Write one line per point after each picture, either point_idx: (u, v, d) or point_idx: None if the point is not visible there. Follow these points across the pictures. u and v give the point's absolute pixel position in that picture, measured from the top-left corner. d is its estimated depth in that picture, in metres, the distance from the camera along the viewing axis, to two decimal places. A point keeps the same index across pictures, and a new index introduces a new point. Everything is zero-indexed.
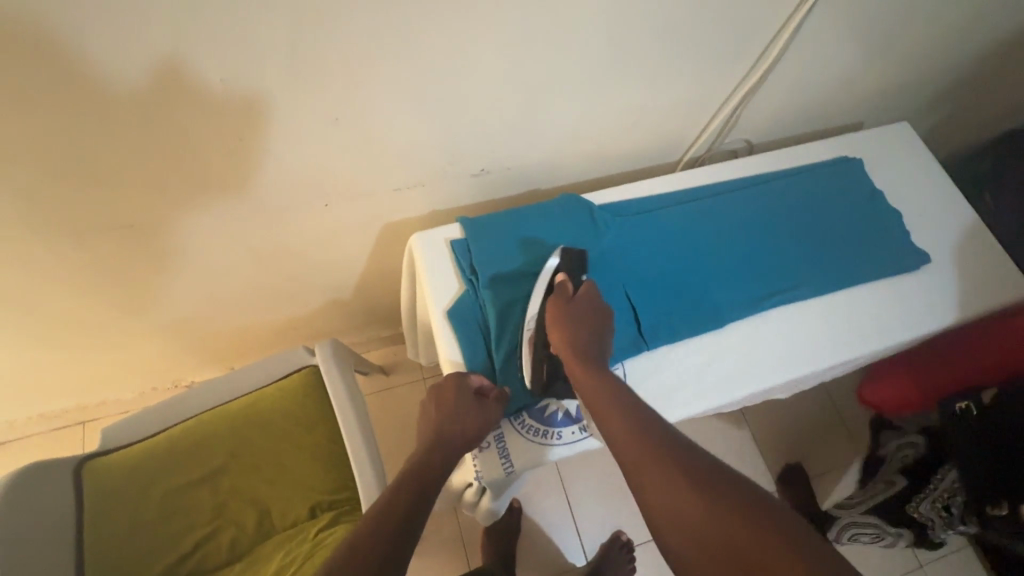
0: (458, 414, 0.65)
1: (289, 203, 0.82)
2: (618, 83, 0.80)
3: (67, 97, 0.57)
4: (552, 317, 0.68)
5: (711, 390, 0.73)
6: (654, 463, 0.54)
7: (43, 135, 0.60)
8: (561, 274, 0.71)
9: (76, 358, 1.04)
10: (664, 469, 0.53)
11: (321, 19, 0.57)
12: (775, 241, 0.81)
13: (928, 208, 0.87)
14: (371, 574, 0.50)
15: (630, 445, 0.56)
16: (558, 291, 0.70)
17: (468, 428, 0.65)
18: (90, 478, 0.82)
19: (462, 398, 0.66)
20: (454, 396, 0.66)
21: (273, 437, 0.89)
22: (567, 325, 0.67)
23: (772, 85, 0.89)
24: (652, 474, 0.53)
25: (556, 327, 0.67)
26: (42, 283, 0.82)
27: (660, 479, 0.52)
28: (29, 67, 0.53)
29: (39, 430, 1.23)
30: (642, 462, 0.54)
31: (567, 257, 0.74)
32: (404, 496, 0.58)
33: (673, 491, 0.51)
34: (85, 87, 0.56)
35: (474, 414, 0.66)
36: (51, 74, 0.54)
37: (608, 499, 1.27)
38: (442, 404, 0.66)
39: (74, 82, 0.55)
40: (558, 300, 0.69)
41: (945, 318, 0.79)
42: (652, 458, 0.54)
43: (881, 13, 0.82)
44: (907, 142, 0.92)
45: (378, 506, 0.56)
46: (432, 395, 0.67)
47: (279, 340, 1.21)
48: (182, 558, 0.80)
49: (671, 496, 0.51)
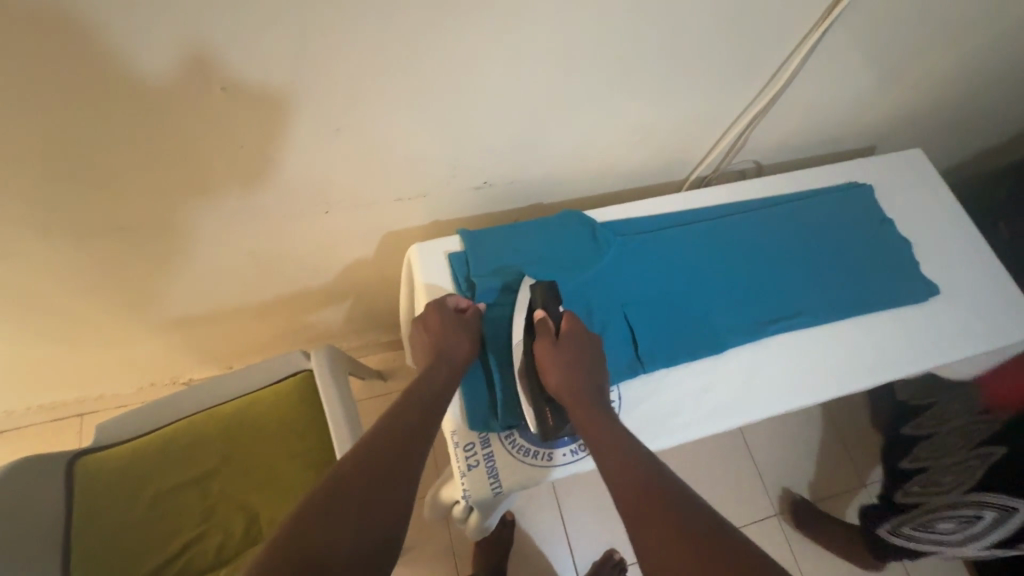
0: (445, 332, 0.68)
1: (291, 210, 0.81)
2: (627, 101, 0.79)
3: (69, 99, 0.56)
4: (543, 358, 0.66)
5: (705, 420, 0.72)
6: (648, 506, 0.51)
7: (44, 134, 0.59)
8: (538, 312, 0.69)
9: (75, 353, 1.03)
10: (657, 514, 0.50)
11: (327, 32, 0.56)
12: (781, 266, 0.80)
13: (936, 239, 0.86)
14: (378, 480, 0.53)
15: (624, 486, 0.54)
16: (541, 330, 0.68)
17: (451, 342, 0.67)
18: (82, 474, 0.82)
19: (444, 318, 0.69)
20: (431, 315, 0.69)
21: (267, 442, 0.88)
22: (561, 363, 0.65)
23: (783, 107, 0.88)
24: (644, 518, 0.51)
25: (550, 369, 0.65)
26: (41, 279, 0.81)
27: (652, 524, 0.50)
28: (32, 70, 0.52)
29: (36, 420, 1.23)
30: (636, 506, 0.52)
31: (536, 291, 0.70)
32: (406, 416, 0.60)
33: (663, 536, 0.49)
34: (86, 90, 0.56)
35: (457, 330, 0.68)
36: (53, 76, 0.53)
37: (601, 514, 1.26)
38: (428, 327, 0.69)
39: (76, 85, 0.55)
40: (544, 339, 0.67)
41: (949, 355, 0.77)
42: (647, 503, 0.52)
43: (898, 39, 0.80)
44: (919, 169, 0.90)
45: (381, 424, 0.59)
46: (416, 319, 0.71)
47: (278, 342, 1.21)
48: (168, 561, 0.80)
49: (661, 543, 0.48)
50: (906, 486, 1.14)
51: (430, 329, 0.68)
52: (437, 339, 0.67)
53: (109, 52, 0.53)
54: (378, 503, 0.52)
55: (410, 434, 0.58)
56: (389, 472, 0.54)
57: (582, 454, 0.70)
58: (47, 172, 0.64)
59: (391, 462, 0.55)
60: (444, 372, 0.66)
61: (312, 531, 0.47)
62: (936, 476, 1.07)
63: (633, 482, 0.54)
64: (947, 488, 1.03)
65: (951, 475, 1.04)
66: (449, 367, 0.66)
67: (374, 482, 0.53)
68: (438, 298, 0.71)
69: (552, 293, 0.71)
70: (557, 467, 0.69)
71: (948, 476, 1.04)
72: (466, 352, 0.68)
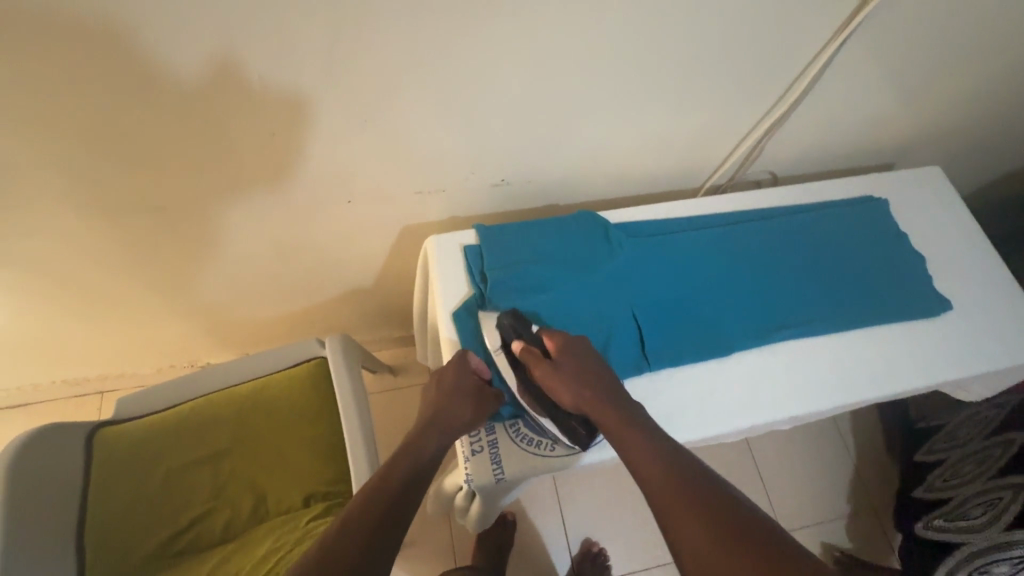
0: (454, 396, 0.66)
1: (313, 199, 0.84)
2: (646, 105, 0.80)
3: (114, 82, 0.59)
4: (546, 382, 0.66)
5: (716, 419, 0.72)
6: (682, 501, 0.53)
7: (88, 114, 0.62)
8: (515, 345, 0.69)
9: (102, 331, 1.08)
10: (689, 508, 0.52)
11: (357, 25, 0.59)
12: (792, 275, 0.81)
13: (954, 255, 0.85)
14: (358, 551, 0.51)
15: (655, 481, 0.56)
16: (529, 359, 0.68)
17: (455, 407, 0.66)
18: (101, 445, 0.85)
19: (458, 379, 0.68)
20: (450, 370, 0.68)
21: (279, 424, 0.90)
22: (564, 378, 0.65)
23: (799, 118, 0.88)
24: (677, 513, 0.52)
25: (558, 390, 0.65)
26: (75, 256, 0.85)
27: (684, 517, 0.52)
28: (83, 54, 0.55)
29: (59, 395, 1.27)
30: (667, 500, 0.54)
31: (504, 328, 0.71)
32: (396, 477, 0.58)
33: (697, 529, 0.51)
34: (130, 73, 0.59)
35: (464, 398, 0.67)
36: (101, 60, 0.56)
37: (602, 521, 1.26)
38: (440, 382, 0.68)
39: (120, 68, 0.58)
40: (537, 365, 0.67)
41: (967, 368, 0.77)
42: (680, 497, 0.53)
43: (919, 53, 0.81)
44: (937, 185, 0.91)
45: (372, 483, 0.57)
46: (432, 371, 0.70)
47: (294, 332, 1.24)
48: (177, 534, 0.82)
49: (694, 535, 0.50)
50: (929, 520, 1.13)
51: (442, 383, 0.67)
52: (442, 402, 0.66)
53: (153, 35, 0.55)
54: (403, 511, 0.56)
55: (396, 498, 0.56)
56: (368, 541, 0.52)
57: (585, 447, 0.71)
58: (88, 150, 0.67)
59: (383, 517, 0.54)
60: (439, 437, 0.64)
61: (347, 529, 0.52)
62: (961, 508, 1.07)
63: (663, 477, 0.55)
64: (980, 523, 1.01)
65: (979, 508, 1.03)
66: (444, 434, 0.64)
67: (395, 501, 0.56)
68: (462, 357, 0.70)
69: (521, 323, 0.71)
70: (559, 457, 0.69)
71: (973, 509, 1.04)
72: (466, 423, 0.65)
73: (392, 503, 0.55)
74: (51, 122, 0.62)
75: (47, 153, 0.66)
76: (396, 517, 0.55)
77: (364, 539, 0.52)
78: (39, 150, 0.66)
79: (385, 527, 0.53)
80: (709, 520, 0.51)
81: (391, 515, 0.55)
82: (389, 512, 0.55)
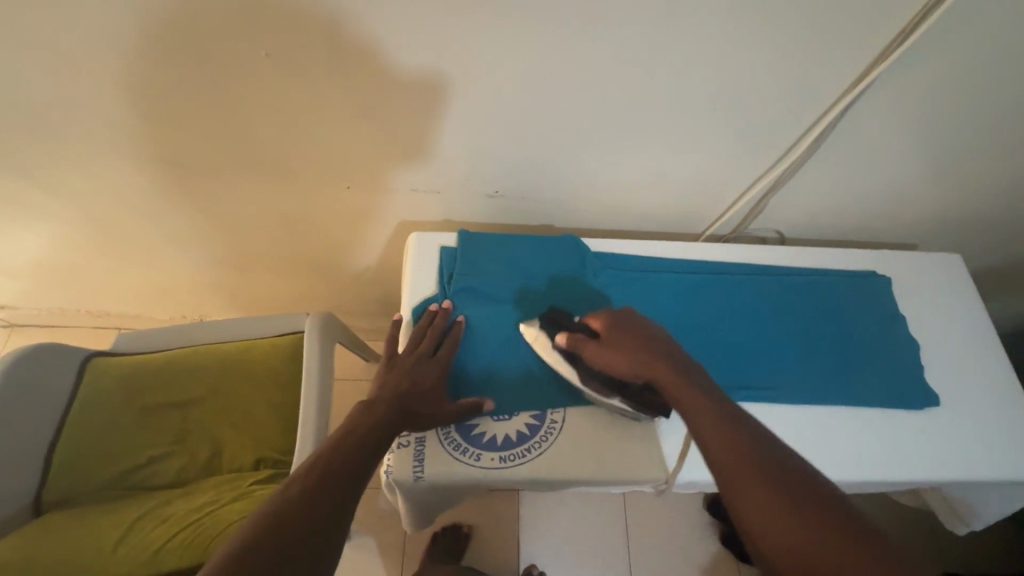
0: (430, 396, 0.67)
1: (317, 180, 0.89)
2: (643, 140, 0.80)
3: (131, 42, 0.64)
4: (603, 359, 0.65)
5: (648, 467, 0.70)
6: (755, 473, 0.47)
7: (109, 68, 0.68)
8: (559, 337, 0.69)
9: (122, 271, 1.16)
10: (763, 482, 0.46)
11: (356, 22, 0.62)
12: (766, 336, 0.78)
13: (953, 351, 0.80)
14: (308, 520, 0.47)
15: (716, 441, 0.50)
16: (579, 343, 0.67)
17: (432, 390, 0.68)
18: (90, 373, 0.92)
19: (437, 382, 0.68)
20: (447, 346, 0.72)
21: (250, 386, 0.94)
22: (619, 352, 0.64)
23: (807, 179, 0.86)
24: (748, 486, 0.46)
25: (617, 363, 0.64)
26: (99, 198, 0.92)
27: (758, 491, 0.46)
28: (105, 11, 0.60)
29: (80, 323, 1.38)
30: (731, 467, 0.48)
31: (544, 325, 0.72)
32: (352, 449, 0.55)
33: (770, 502, 0.45)
34: (147, 35, 0.64)
35: (437, 400, 0.67)
36: (121, 19, 0.61)
37: (556, 555, 1.23)
38: (419, 375, 0.67)
39: (139, 29, 0.63)
40: (588, 346, 0.66)
41: (944, 473, 0.70)
42: (742, 461, 0.48)
43: (941, 130, 0.77)
44: (948, 276, 0.85)
45: (324, 452, 0.54)
46: (415, 355, 0.69)
47: (296, 304, 1.29)
48: (135, 468, 0.87)
49: (763, 508, 0.45)
50: None
51: (432, 357, 0.70)
52: (417, 397, 0.65)
53: (170, 7, 0.60)
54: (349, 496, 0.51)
55: (348, 470, 0.53)
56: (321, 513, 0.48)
57: (510, 463, 0.69)
58: (113, 104, 0.73)
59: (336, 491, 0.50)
60: (403, 423, 0.62)
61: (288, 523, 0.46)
62: None
63: (732, 445, 0.49)
64: None
65: None
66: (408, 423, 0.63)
67: (350, 477, 0.52)
68: (449, 357, 0.71)
69: (560, 316, 0.72)
70: (482, 469, 0.68)
71: None
72: (427, 426, 0.65)
73: (344, 481, 0.52)
74: (78, 72, 0.68)
75: (76, 101, 0.73)
76: (346, 503, 0.50)
77: (316, 529, 0.47)
78: (69, 96, 0.72)
79: (337, 515, 0.49)
80: (786, 495, 0.45)
81: (344, 502, 0.50)
82: (343, 484, 0.51)
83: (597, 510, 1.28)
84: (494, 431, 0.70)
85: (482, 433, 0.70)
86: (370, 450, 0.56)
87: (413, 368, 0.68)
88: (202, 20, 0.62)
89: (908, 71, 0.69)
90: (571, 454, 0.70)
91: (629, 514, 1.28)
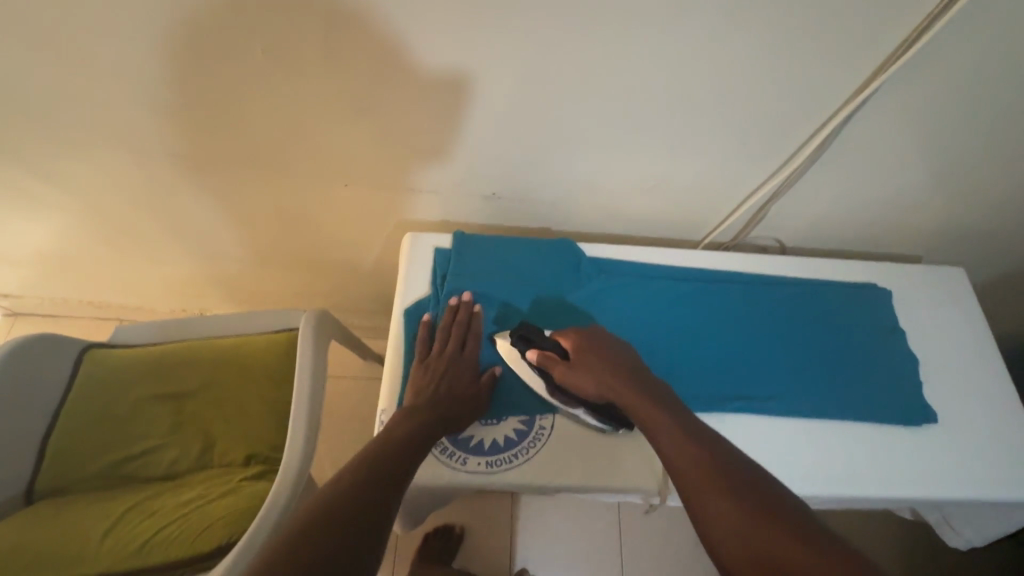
0: (463, 395, 0.69)
1: (315, 177, 0.89)
2: (641, 145, 0.79)
3: (127, 38, 0.64)
4: (573, 381, 0.67)
5: (636, 476, 0.69)
6: (712, 482, 0.51)
7: (107, 64, 0.68)
8: (531, 354, 0.69)
9: (123, 264, 1.17)
10: (721, 490, 0.50)
11: (351, 22, 0.62)
12: (761, 346, 0.77)
13: (952, 367, 0.78)
14: (354, 518, 0.49)
15: (678, 457, 0.54)
16: (548, 362, 0.68)
17: (467, 390, 0.69)
18: (87, 363, 0.92)
19: (467, 380, 0.70)
20: (471, 342, 0.73)
21: (244, 380, 0.94)
22: (585, 373, 0.66)
23: (808, 189, 0.85)
24: (706, 495, 0.50)
25: (584, 384, 0.66)
26: (100, 191, 0.93)
27: (715, 499, 0.50)
28: (101, 7, 0.61)
29: (83, 313, 1.39)
30: (693, 478, 0.52)
31: (516, 341, 0.71)
32: (388, 456, 0.58)
33: (726, 509, 0.49)
34: (144, 31, 0.64)
35: (471, 397, 0.69)
36: (117, 15, 0.61)
37: (548, 559, 1.22)
38: (451, 377, 0.69)
39: (135, 26, 0.63)
40: (558, 368, 0.67)
41: (939, 492, 0.69)
42: (702, 473, 0.52)
43: (945, 142, 0.76)
44: (951, 291, 0.84)
45: (360, 460, 0.57)
46: (444, 355, 0.71)
47: (295, 300, 1.30)
48: (127, 459, 0.87)
49: (721, 515, 0.49)
50: None
51: (460, 355, 0.71)
52: (451, 400, 0.67)
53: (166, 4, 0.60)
54: (392, 497, 0.54)
55: (384, 476, 0.55)
56: (367, 513, 0.50)
57: (497, 468, 0.68)
58: (112, 99, 0.74)
59: (375, 494, 0.53)
60: (441, 427, 0.65)
61: (339, 522, 0.48)
62: None
63: (691, 462, 0.53)
64: None
65: None
66: (447, 426, 0.66)
67: (387, 483, 0.55)
68: (476, 353, 0.72)
69: (530, 330, 0.71)
70: (468, 474, 0.67)
71: None
72: (467, 425, 0.68)
73: (383, 485, 0.54)
74: (77, 67, 0.68)
75: (75, 95, 0.73)
76: (389, 504, 0.53)
77: (359, 526, 0.49)
78: (68, 90, 0.72)
79: (378, 514, 0.51)
80: (742, 503, 0.48)
81: (383, 501, 0.52)
82: (382, 487, 0.54)
83: (591, 514, 1.27)
84: (482, 435, 0.70)
85: (470, 437, 0.69)
86: (402, 458, 0.59)
87: (445, 371, 0.70)
88: (197, 17, 0.62)
89: (911, 81, 0.67)
90: (559, 462, 0.69)
91: (623, 520, 1.27)
